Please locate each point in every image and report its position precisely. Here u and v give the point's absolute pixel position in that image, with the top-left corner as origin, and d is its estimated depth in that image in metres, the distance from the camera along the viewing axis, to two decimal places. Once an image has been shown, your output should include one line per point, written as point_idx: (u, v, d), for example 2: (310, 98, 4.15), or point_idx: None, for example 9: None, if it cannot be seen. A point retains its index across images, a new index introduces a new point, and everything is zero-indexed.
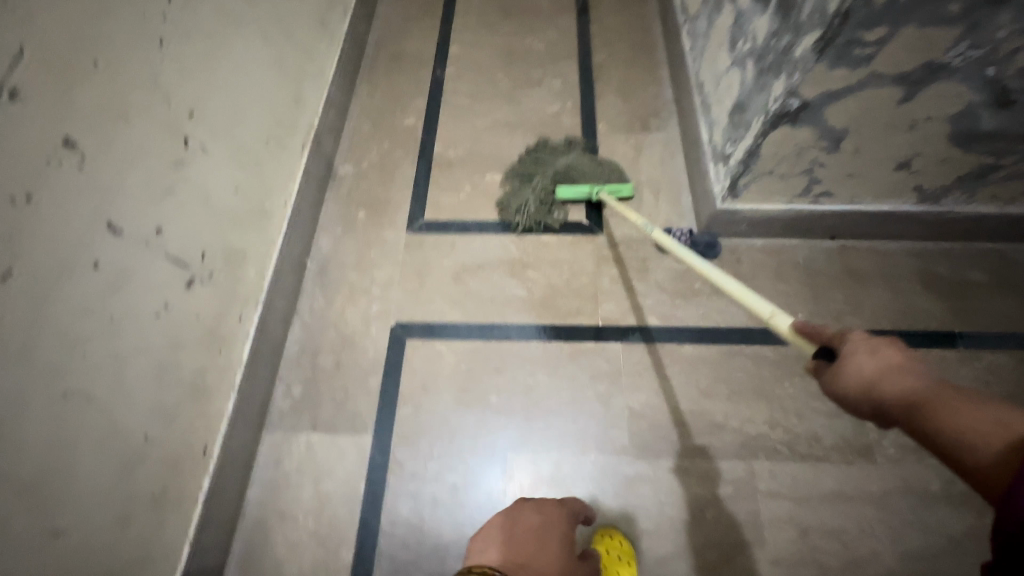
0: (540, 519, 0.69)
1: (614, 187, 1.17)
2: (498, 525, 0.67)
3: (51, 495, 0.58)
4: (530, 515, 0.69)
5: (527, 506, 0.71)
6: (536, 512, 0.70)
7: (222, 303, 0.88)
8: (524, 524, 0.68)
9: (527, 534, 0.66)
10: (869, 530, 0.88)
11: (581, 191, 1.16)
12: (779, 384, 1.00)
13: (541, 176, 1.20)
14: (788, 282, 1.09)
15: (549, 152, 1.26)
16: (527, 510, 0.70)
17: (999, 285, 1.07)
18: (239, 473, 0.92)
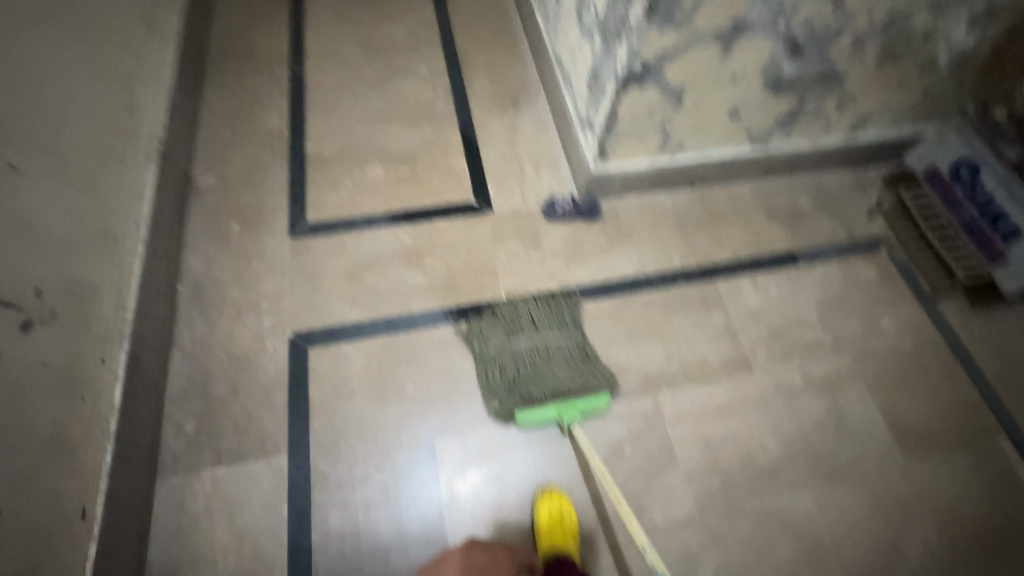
0: (485, 563, 0.76)
1: (584, 404, 0.97)
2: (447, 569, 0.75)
3: None
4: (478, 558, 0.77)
5: (476, 549, 0.79)
6: (484, 555, 0.78)
7: (74, 342, 0.77)
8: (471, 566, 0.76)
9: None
10: (755, 429, 1.02)
11: (546, 415, 0.96)
12: (668, 321, 1.11)
13: (509, 372, 1.01)
14: (662, 230, 1.21)
15: (532, 323, 1.06)
16: (476, 556, 0.77)
17: (821, 207, 1.28)
18: (134, 529, 0.81)
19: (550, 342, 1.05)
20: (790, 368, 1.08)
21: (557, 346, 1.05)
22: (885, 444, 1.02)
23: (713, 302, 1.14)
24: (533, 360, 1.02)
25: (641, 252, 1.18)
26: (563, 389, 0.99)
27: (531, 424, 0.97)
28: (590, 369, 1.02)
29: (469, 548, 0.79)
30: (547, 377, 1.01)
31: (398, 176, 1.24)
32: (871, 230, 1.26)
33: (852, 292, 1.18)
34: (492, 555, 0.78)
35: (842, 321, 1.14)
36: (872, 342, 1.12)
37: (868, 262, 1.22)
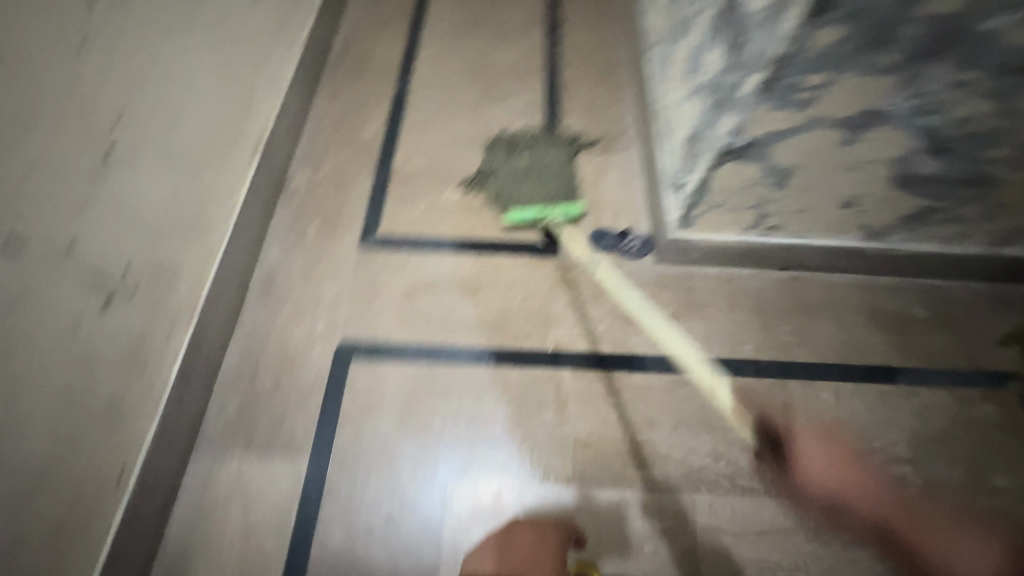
0: (533, 540, 0.82)
1: (564, 208, 1.20)
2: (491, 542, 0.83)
3: None
4: (523, 535, 0.83)
5: (521, 526, 0.85)
6: (529, 529, 0.84)
7: (148, 319, 0.83)
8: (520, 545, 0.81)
9: None
10: (802, 566, 0.88)
11: (526, 216, 1.14)
12: (724, 415, 1.00)
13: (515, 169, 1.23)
14: (738, 311, 1.10)
15: (529, 145, 1.30)
16: (522, 530, 0.84)
17: (939, 321, 1.09)
18: (161, 498, 0.87)
19: (544, 157, 1.26)
20: None
21: (546, 167, 1.23)
22: None
23: (781, 404, 1.01)
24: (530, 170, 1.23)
25: (708, 331, 1.08)
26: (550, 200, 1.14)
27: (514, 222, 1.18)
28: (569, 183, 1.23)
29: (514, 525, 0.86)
30: (539, 183, 1.22)
31: (473, 203, 1.24)
32: (1001, 361, 1.05)
33: (960, 431, 0.99)
34: (534, 528, 0.84)
35: (940, 463, 0.96)
36: (976, 499, 0.93)
37: (989, 399, 1.02)
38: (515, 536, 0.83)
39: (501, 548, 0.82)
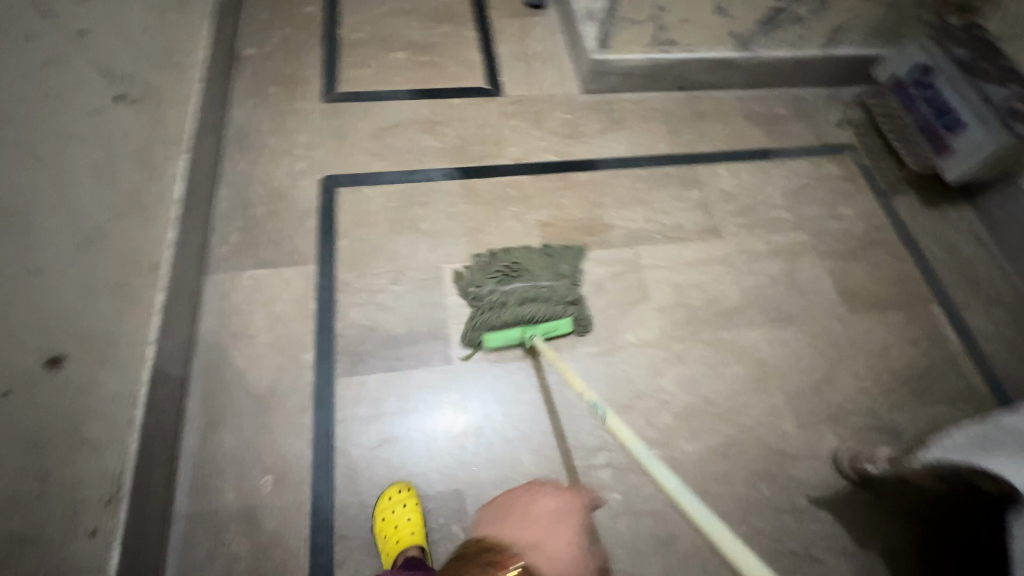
0: (555, 507, 0.75)
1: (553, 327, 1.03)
2: (517, 504, 0.76)
3: None
4: (547, 501, 0.76)
5: (543, 493, 0.79)
6: (553, 497, 0.78)
7: (149, 129, 0.90)
8: (541, 515, 0.73)
9: (542, 522, 0.72)
10: (719, 279, 1.16)
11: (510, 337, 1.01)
12: (651, 193, 1.26)
13: (497, 307, 1.03)
14: (651, 122, 1.36)
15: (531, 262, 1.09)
16: (542, 498, 0.77)
17: (795, 115, 1.43)
18: (187, 302, 0.97)
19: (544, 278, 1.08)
20: (754, 237, 1.23)
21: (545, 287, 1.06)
22: (831, 300, 1.17)
23: (692, 181, 1.29)
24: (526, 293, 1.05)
25: (631, 138, 1.33)
26: (530, 314, 1.02)
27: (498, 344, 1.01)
28: (567, 306, 1.05)
29: (534, 488, 0.80)
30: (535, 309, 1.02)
31: (419, 61, 1.39)
32: (838, 136, 1.41)
33: (815, 183, 1.33)
34: (558, 496, 0.78)
35: (805, 205, 1.29)
36: (829, 224, 1.27)
37: (832, 161, 1.37)
38: (535, 502, 0.76)
39: (523, 515, 0.73)
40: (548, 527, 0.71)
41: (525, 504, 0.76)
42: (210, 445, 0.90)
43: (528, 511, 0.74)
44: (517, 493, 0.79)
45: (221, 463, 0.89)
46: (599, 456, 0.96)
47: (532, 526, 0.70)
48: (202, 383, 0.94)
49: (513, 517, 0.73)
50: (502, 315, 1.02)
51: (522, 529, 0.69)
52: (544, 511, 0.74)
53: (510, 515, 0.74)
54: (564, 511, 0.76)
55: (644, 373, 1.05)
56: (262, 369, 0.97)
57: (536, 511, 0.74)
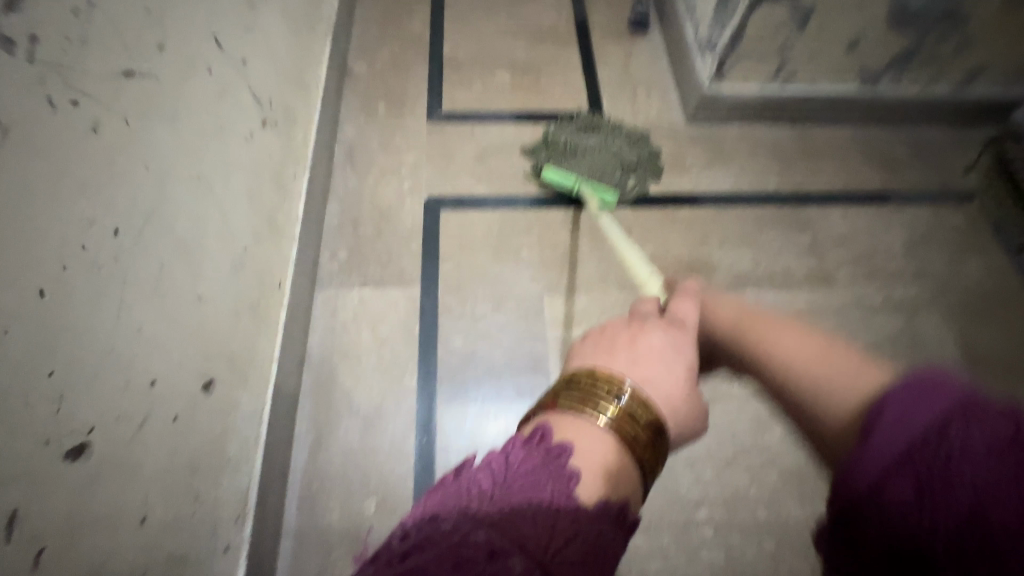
0: (666, 344, 0.52)
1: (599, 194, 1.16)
2: (612, 331, 0.54)
3: (195, 261, 0.65)
4: (652, 340, 0.53)
5: (650, 328, 0.55)
6: (660, 334, 0.53)
7: (283, 152, 0.94)
8: (647, 350, 0.52)
9: (628, 347, 0.52)
10: (832, 332, 1.10)
11: (562, 184, 1.16)
12: (759, 233, 1.20)
13: (562, 153, 1.25)
14: (760, 157, 1.30)
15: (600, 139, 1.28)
16: (650, 334, 0.53)
17: (918, 157, 1.33)
18: (302, 317, 1.00)
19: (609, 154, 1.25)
20: (870, 288, 1.16)
21: (607, 158, 1.24)
22: (955, 364, 1.09)
23: (803, 223, 1.22)
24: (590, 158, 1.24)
25: (738, 173, 1.28)
26: (590, 167, 1.22)
27: (552, 182, 1.21)
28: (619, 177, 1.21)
29: (639, 329, 0.54)
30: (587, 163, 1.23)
31: (522, 83, 1.38)
32: (966, 183, 1.31)
33: (939, 233, 1.24)
34: (672, 330, 0.54)
35: (926, 257, 1.21)
36: (954, 279, 1.18)
37: (958, 211, 1.27)
38: (640, 337, 0.53)
39: (611, 349, 0.52)
40: (655, 362, 0.51)
41: (629, 351, 0.52)
42: (319, 462, 0.92)
43: (632, 348, 0.51)
44: (616, 325, 0.55)
45: (329, 481, 0.91)
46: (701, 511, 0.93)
47: (641, 357, 0.51)
48: (312, 398, 0.97)
49: (615, 358, 0.51)
50: (561, 157, 1.24)
51: (620, 362, 0.50)
52: (644, 346, 0.52)
53: (615, 356, 0.51)
54: (679, 351, 0.53)
55: (750, 427, 1.00)
56: (368, 389, 0.99)
57: (642, 346, 0.52)
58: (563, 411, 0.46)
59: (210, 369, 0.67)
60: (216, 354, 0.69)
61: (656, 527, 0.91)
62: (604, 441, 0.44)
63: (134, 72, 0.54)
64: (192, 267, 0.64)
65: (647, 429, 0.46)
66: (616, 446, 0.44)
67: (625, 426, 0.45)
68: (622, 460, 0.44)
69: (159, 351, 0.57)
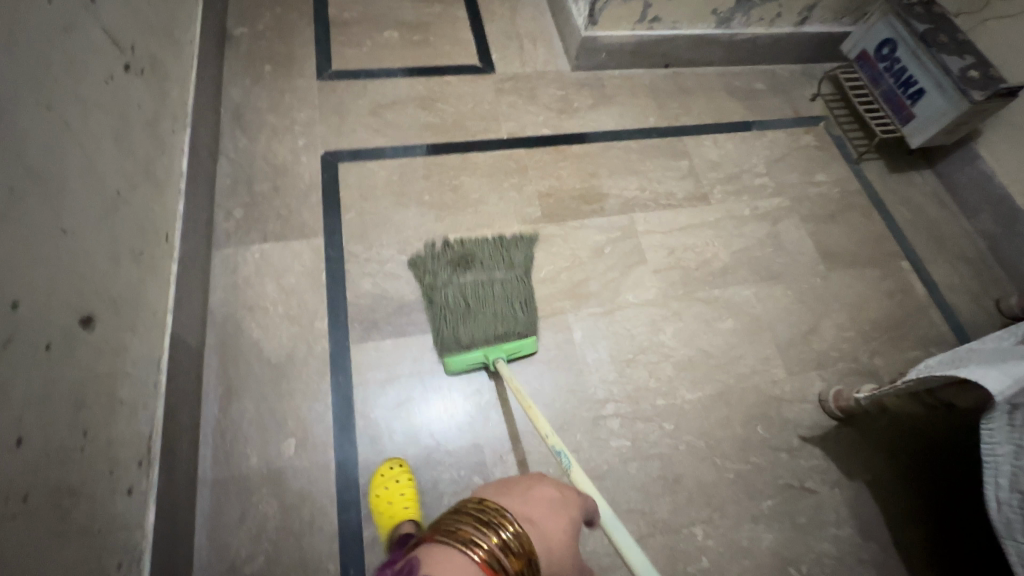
0: (556, 496, 0.58)
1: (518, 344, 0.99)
2: (512, 483, 0.58)
3: (55, 194, 0.63)
4: (546, 488, 0.58)
5: (545, 480, 0.60)
6: (552, 487, 0.59)
7: (156, 103, 0.91)
8: (539, 497, 0.56)
9: (523, 492, 0.57)
10: (710, 242, 1.23)
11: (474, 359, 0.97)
12: (643, 164, 1.31)
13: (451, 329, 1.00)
14: (639, 97, 1.42)
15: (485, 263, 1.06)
16: (543, 485, 0.59)
17: (772, 90, 1.51)
18: (199, 275, 0.98)
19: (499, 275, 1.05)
20: (741, 203, 1.30)
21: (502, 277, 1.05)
22: (813, 259, 1.26)
23: (680, 152, 1.35)
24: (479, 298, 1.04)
25: (620, 112, 1.39)
26: (491, 290, 0.98)
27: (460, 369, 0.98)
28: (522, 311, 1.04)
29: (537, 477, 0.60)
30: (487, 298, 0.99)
31: (412, 40, 1.40)
32: (813, 109, 1.50)
33: (794, 152, 1.41)
34: (560, 491, 0.59)
35: (784, 173, 1.37)
36: (807, 189, 1.36)
37: (808, 132, 1.45)
38: (535, 486, 0.58)
39: (516, 497, 0.55)
40: (546, 512, 0.55)
41: (528, 504, 0.55)
42: (231, 413, 0.91)
43: (527, 490, 0.57)
44: (517, 476, 0.60)
45: (244, 430, 0.90)
46: (608, 407, 1.02)
47: (532, 497, 0.56)
48: (219, 354, 0.95)
49: (516, 497, 0.55)
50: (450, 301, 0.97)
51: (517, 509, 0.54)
52: (540, 498, 0.56)
53: (507, 493, 0.56)
54: (563, 508, 0.57)
55: (646, 331, 1.10)
56: (278, 338, 0.98)
57: (536, 493, 0.57)
58: (437, 540, 0.51)
59: (87, 306, 0.66)
60: (93, 293, 0.67)
61: (568, 425, 0.99)
62: (468, 566, 0.48)
63: None
64: (53, 199, 0.63)
65: (519, 557, 0.49)
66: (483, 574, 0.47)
67: (493, 554, 0.48)
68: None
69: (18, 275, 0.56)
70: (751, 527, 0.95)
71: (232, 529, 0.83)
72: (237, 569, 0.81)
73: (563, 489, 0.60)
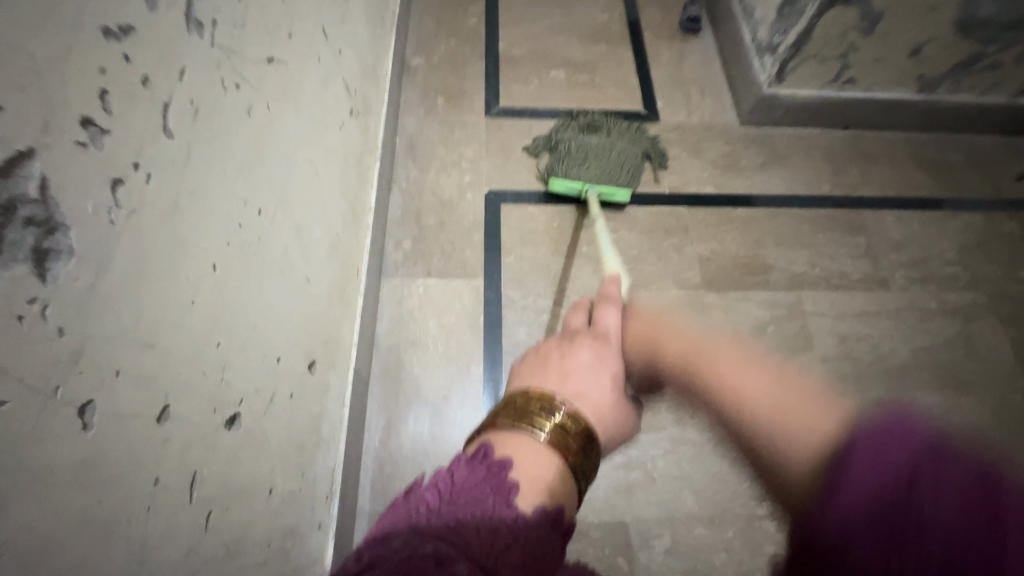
0: (592, 360, 0.57)
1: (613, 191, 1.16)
2: (546, 361, 0.57)
3: (305, 244, 0.67)
4: (581, 358, 0.57)
5: (580, 344, 0.59)
6: (586, 351, 0.58)
7: (363, 141, 0.96)
8: (577, 365, 0.56)
9: (558, 372, 0.55)
10: (889, 334, 1.11)
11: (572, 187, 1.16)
12: (815, 236, 1.21)
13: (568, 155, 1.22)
14: (814, 160, 1.31)
15: (608, 130, 1.28)
16: (578, 356, 0.57)
17: (970, 164, 1.34)
18: (372, 305, 1.02)
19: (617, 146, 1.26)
20: (927, 293, 1.17)
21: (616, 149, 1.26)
22: (1012, 370, 1.10)
23: (858, 227, 1.23)
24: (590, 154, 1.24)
25: (792, 175, 1.29)
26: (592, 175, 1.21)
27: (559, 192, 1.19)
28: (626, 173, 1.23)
29: (570, 347, 0.59)
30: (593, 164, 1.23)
31: (577, 81, 1.39)
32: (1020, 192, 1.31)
33: (994, 240, 1.24)
34: (595, 350, 0.58)
35: (981, 263, 1.21)
36: (1009, 285, 1.19)
37: (1013, 218, 1.27)
38: (571, 358, 0.57)
39: (559, 375, 0.55)
40: (588, 376, 0.55)
41: (573, 379, 0.54)
42: (390, 447, 0.94)
43: (566, 367, 0.56)
44: (549, 347, 0.59)
45: (401, 466, 0.93)
46: (764, 505, 0.94)
47: (571, 374, 0.55)
48: (382, 384, 0.99)
49: (559, 378, 0.54)
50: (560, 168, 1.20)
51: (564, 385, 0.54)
52: (584, 373, 0.55)
53: (550, 376, 0.55)
54: (602, 371, 0.56)
55: None
56: (436, 377, 1.01)
57: (574, 363, 0.56)
58: (500, 430, 0.47)
59: (313, 350, 0.70)
60: (318, 337, 0.72)
61: (720, 519, 0.93)
62: (538, 451, 0.45)
63: (273, 60, 0.57)
64: (303, 249, 0.66)
65: (580, 436, 0.47)
66: (554, 455, 0.45)
67: (558, 435, 0.46)
68: (562, 465, 0.45)
69: (283, 329, 0.60)
70: None
71: None
72: None
73: (597, 347, 0.59)
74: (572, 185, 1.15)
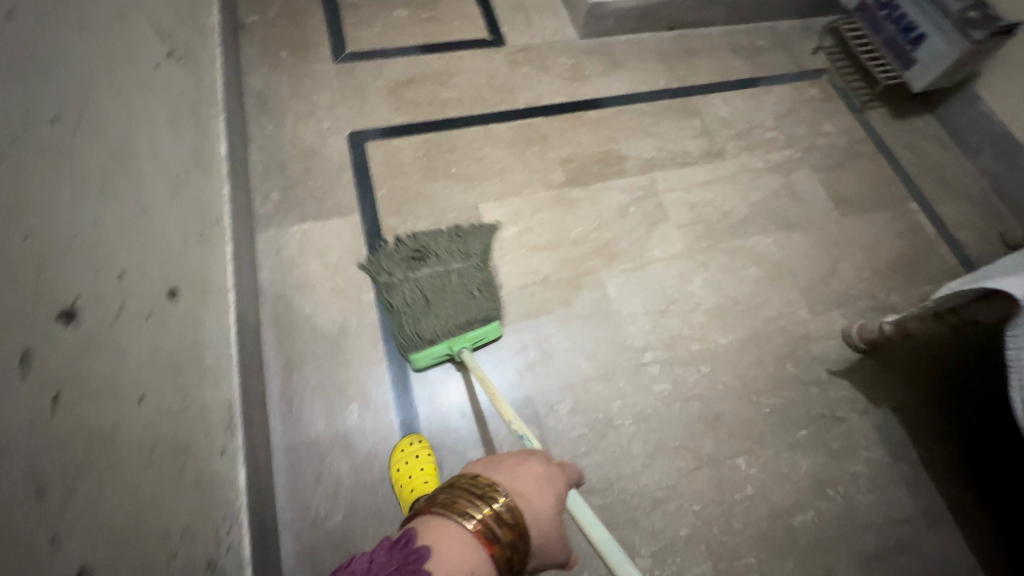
0: (542, 474, 0.57)
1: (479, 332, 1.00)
2: (500, 457, 0.58)
3: (128, 174, 0.66)
4: (533, 468, 0.57)
5: (535, 455, 0.60)
6: (540, 465, 0.58)
7: (195, 89, 0.94)
8: (528, 475, 0.56)
9: (506, 469, 0.56)
10: (728, 196, 1.28)
11: (436, 353, 0.97)
12: (657, 125, 1.35)
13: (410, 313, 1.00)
14: (648, 60, 1.45)
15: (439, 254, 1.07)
16: (530, 463, 0.58)
17: (775, 46, 1.54)
18: (248, 256, 1.01)
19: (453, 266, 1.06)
20: (754, 157, 1.35)
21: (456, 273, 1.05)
22: (826, 206, 1.31)
23: (692, 112, 1.38)
24: (433, 284, 1.03)
25: (631, 76, 1.42)
26: (451, 315, 0.99)
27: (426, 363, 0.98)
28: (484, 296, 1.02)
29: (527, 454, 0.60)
30: (444, 305, 1.00)
31: (421, 18, 1.42)
32: (815, 63, 1.53)
33: (800, 105, 1.45)
34: (546, 470, 0.58)
35: (793, 125, 1.41)
36: (816, 139, 1.40)
37: (813, 85, 1.49)
38: (526, 461, 0.58)
39: (507, 473, 0.56)
40: (533, 490, 0.55)
41: (518, 479, 0.56)
42: (294, 384, 0.96)
43: (516, 469, 0.56)
44: (509, 451, 0.59)
45: (309, 399, 0.95)
46: (646, 355, 1.07)
47: (519, 476, 0.56)
48: (275, 330, 1.00)
49: (506, 477, 0.55)
50: (415, 331, 0.97)
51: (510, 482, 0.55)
52: (529, 478, 0.56)
53: (498, 467, 0.56)
54: (549, 487, 0.57)
55: (676, 282, 1.15)
56: (329, 312, 1.02)
57: (525, 470, 0.57)
58: (434, 513, 0.51)
59: (170, 280, 0.70)
60: (175, 270, 0.72)
61: (611, 374, 1.05)
62: (464, 539, 0.49)
63: None
64: (128, 179, 0.65)
65: (507, 535, 0.50)
66: (480, 546, 0.49)
67: (486, 528, 0.50)
68: (485, 562, 0.49)
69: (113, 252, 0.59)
70: (790, 455, 1.02)
71: (311, 490, 0.89)
72: (320, 523, 0.87)
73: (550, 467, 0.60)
74: (436, 351, 0.97)
